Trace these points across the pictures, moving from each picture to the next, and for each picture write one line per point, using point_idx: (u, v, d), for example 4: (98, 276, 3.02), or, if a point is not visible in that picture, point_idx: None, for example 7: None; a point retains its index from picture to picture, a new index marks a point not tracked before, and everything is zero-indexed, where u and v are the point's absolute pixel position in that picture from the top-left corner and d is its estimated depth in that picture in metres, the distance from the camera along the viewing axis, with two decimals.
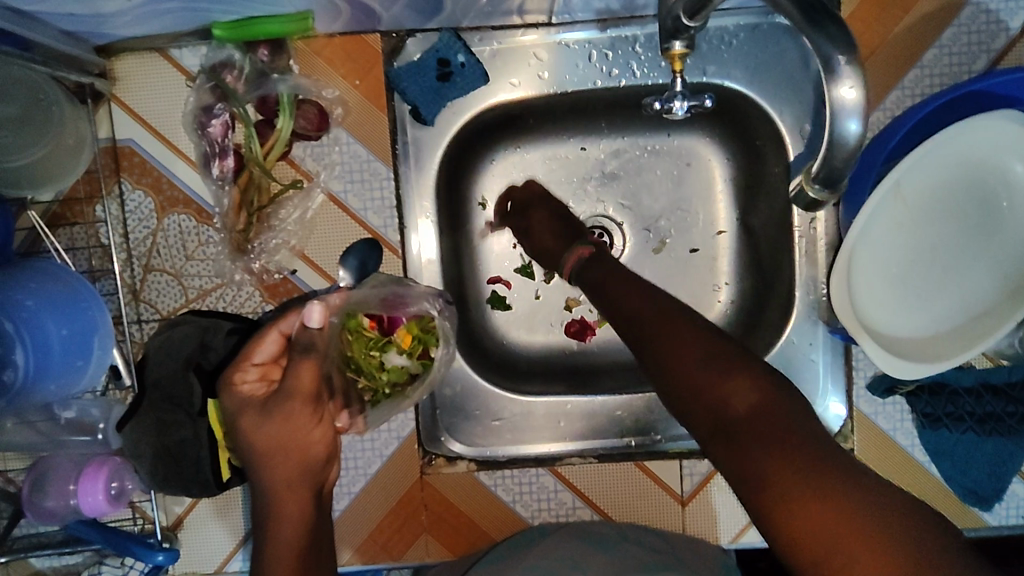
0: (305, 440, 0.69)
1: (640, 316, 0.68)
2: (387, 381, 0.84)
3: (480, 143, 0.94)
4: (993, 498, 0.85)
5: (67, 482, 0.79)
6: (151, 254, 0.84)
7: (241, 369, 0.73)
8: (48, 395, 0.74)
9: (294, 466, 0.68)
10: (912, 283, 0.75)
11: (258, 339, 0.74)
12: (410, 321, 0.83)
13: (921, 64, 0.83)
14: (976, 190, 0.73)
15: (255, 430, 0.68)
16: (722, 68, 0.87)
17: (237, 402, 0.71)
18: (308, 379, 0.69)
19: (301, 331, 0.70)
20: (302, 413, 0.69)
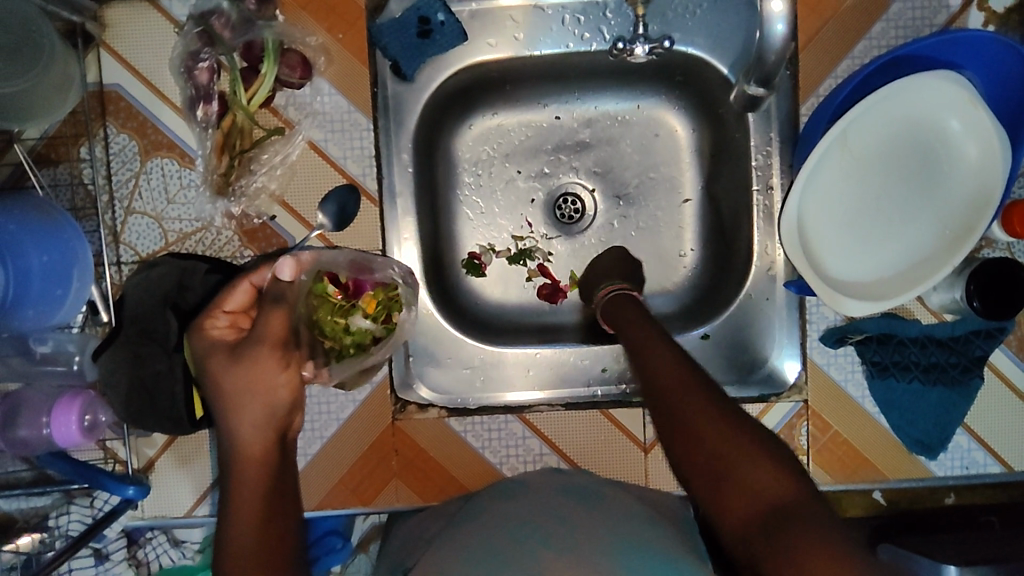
0: (270, 386, 0.67)
1: (672, 391, 0.66)
2: (352, 343, 0.85)
3: (459, 105, 0.99)
4: (938, 446, 0.91)
5: (40, 414, 0.79)
6: (133, 197, 0.86)
7: (212, 315, 0.72)
8: (24, 323, 0.76)
9: (259, 411, 0.67)
10: (859, 233, 0.81)
11: (228, 290, 0.73)
12: (377, 287, 0.85)
13: (869, 36, 0.90)
14: (916, 147, 0.79)
15: (221, 373, 0.67)
16: (687, 35, 0.93)
17: (204, 346, 0.71)
18: (278, 326, 0.69)
19: (272, 284, 0.72)
20: (269, 359, 0.67)
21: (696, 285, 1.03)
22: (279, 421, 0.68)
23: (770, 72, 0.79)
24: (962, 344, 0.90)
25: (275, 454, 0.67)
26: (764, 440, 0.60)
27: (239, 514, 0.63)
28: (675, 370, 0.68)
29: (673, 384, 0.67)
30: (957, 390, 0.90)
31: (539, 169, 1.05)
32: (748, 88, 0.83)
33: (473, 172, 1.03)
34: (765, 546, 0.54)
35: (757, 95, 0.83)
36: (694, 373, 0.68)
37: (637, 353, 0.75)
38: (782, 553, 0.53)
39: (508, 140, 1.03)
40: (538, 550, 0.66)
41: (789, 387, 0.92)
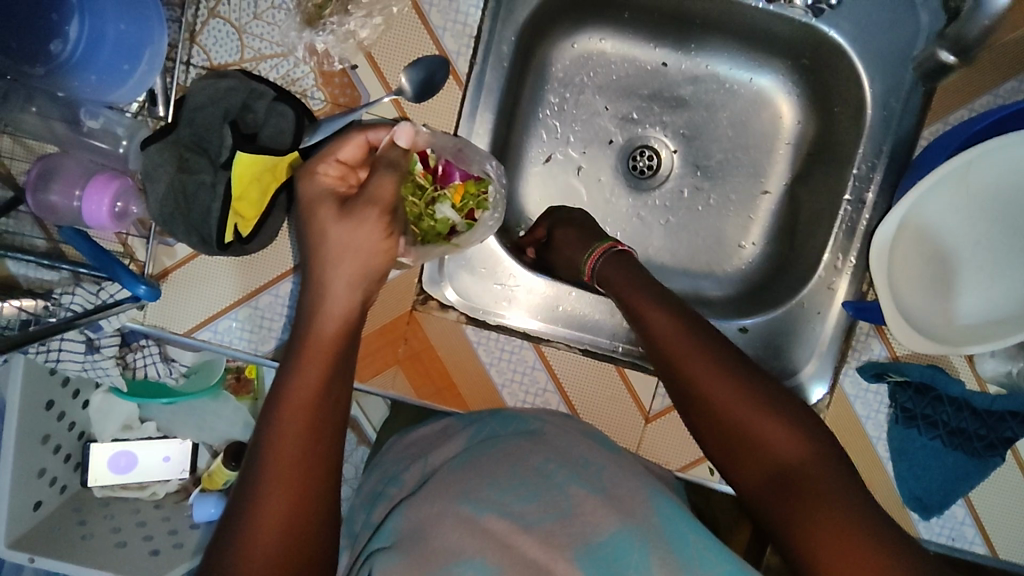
0: (372, 253, 0.64)
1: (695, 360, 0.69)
2: (429, 225, 0.81)
3: (570, 17, 0.93)
4: (935, 509, 0.87)
5: (74, 187, 0.76)
6: (220, 0, 0.82)
7: (324, 161, 0.69)
8: (83, 88, 0.74)
9: (353, 273, 0.64)
10: (928, 277, 0.76)
11: (344, 140, 0.70)
12: (467, 178, 0.82)
13: (1021, 77, 0.83)
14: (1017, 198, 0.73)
15: (328, 226, 0.64)
16: (834, 15, 0.85)
17: (313, 192, 0.67)
18: (389, 192, 0.65)
19: (387, 149, 0.71)
20: (374, 223, 0.63)
21: (746, 279, 0.99)
22: (367, 291, 0.65)
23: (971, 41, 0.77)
24: (995, 419, 0.85)
25: (353, 325, 0.65)
26: (787, 407, 0.66)
27: (303, 379, 0.61)
28: (683, 334, 0.70)
29: (687, 351, 0.69)
30: (973, 462, 0.86)
31: (628, 112, 1.00)
32: (939, 52, 0.80)
33: (560, 93, 0.98)
34: (779, 504, 0.62)
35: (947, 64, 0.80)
36: (711, 345, 0.69)
37: (634, 310, 0.75)
38: (794, 513, 0.60)
39: (607, 71, 0.98)
40: (567, 486, 0.66)
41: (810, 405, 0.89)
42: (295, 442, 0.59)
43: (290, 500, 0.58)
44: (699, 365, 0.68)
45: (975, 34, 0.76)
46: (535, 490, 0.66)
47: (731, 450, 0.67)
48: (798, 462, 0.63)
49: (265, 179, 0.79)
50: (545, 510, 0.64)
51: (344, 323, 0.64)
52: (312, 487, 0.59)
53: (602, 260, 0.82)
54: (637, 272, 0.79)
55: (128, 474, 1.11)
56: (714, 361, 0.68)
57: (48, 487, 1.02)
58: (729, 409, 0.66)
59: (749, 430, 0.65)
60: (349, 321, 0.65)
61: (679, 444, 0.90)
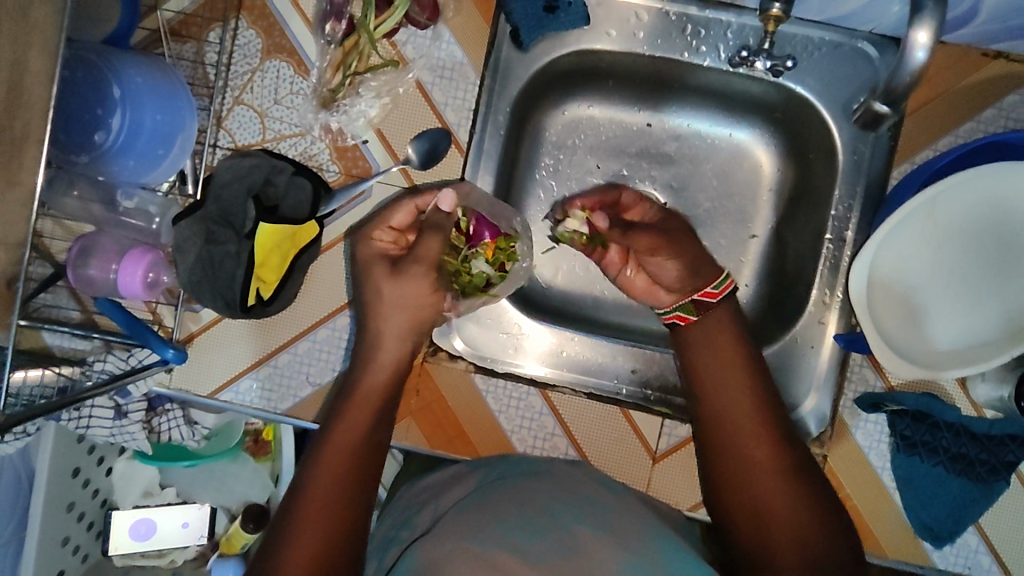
0: (420, 307, 0.78)
1: (746, 434, 0.76)
2: (468, 281, 0.84)
3: (560, 87, 1.02)
4: (946, 537, 0.89)
5: (110, 261, 0.83)
6: (244, 89, 0.91)
7: (377, 228, 0.81)
8: (124, 171, 0.81)
9: (401, 325, 0.78)
10: (906, 306, 0.81)
11: (394, 208, 0.81)
12: (498, 235, 0.86)
13: (976, 119, 0.90)
14: (987, 233, 0.78)
15: (382, 284, 0.77)
16: (798, 73, 0.93)
17: (369, 253, 0.81)
18: (434, 250, 0.78)
19: (432, 212, 0.80)
20: (423, 279, 0.77)
21: (742, 319, 1.03)
22: (414, 338, 0.79)
23: (898, 96, 0.79)
24: (995, 443, 0.86)
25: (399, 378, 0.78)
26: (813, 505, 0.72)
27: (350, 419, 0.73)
28: (752, 415, 0.77)
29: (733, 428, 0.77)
30: (979, 487, 0.88)
31: (618, 169, 1.07)
32: (875, 104, 0.85)
33: (554, 155, 1.06)
34: None
35: (881, 112, 0.85)
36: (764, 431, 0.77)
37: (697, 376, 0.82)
38: None
39: (596, 133, 1.06)
40: (571, 526, 0.70)
41: (812, 437, 0.91)
42: (339, 475, 0.69)
43: (327, 525, 0.66)
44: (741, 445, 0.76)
45: (901, 87, 0.77)
46: (546, 531, 0.69)
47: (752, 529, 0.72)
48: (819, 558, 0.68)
49: (285, 246, 0.85)
50: (549, 545, 0.66)
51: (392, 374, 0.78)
52: (348, 517, 0.67)
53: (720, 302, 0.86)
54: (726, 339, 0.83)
55: (147, 541, 1.13)
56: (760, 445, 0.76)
57: (71, 555, 1.04)
58: (762, 489, 0.73)
59: (773, 514, 0.71)
60: (396, 375, 0.78)
61: (688, 482, 0.92)
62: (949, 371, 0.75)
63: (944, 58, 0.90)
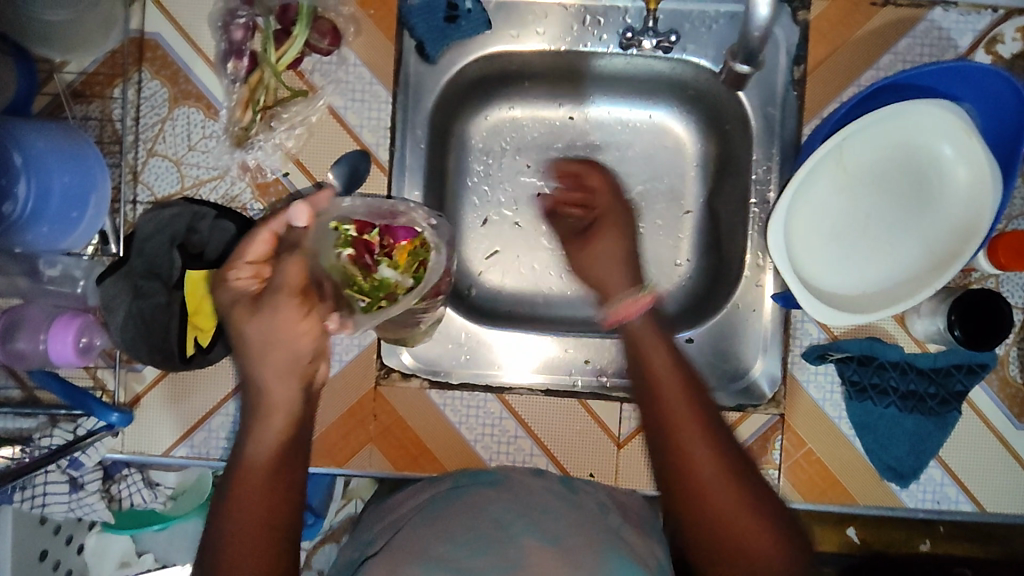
0: (294, 337, 0.71)
1: (684, 436, 0.76)
2: (383, 295, 0.82)
3: (476, 93, 1.02)
4: (911, 475, 0.91)
5: (39, 331, 0.81)
6: (157, 140, 0.90)
7: (235, 265, 0.74)
8: (36, 241, 0.79)
9: (282, 362, 0.71)
10: (833, 254, 0.80)
11: (250, 240, 0.74)
12: (409, 237, 0.84)
13: (877, 66, 0.92)
14: (896, 173, 0.80)
15: (245, 324, 0.70)
16: (701, 49, 0.95)
17: (228, 297, 0.73)
18: (298, 276, 0.72)
19: (285, 230, 0.75)
20: (290, 308, 0.71)
21: (688, 294, 1.05)
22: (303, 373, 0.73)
23: (754, 48, 0.80)
24: (943, 375, 0.91)
25: (299, 411, 0.73)
26: (768, 508, 0.73)
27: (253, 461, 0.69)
28: (696, 425, 0.76)
29: (687, 436, 0.76)
30: (933, 420, 0.90)
31: (548, 166, 1.08)
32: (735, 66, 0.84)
33: (483, 161, 1.07)
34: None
35: (742, 72, 0.85)
36: (711, 448, 0.75)
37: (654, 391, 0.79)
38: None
39: (520, 133, 1.07)
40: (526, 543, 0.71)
41: (766, 398, 0.93)
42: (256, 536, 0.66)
43: None
44: (707, 463, 0.74)
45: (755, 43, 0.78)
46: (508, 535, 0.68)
47: (708, 537, 0.72)
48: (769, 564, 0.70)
49: None
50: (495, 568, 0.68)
51: (288, 408, 0.72)
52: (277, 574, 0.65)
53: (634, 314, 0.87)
54: (642, 328, 0.86)
55: None
56: (716, 464, 0.74)
57: None
58: (737, 523, 0.71)
59: (745, 541, 0.71)
60: (294, 408, 0.72)
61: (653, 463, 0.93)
62: (880, 312, 0.76)
63: (838, 12, 0.92)
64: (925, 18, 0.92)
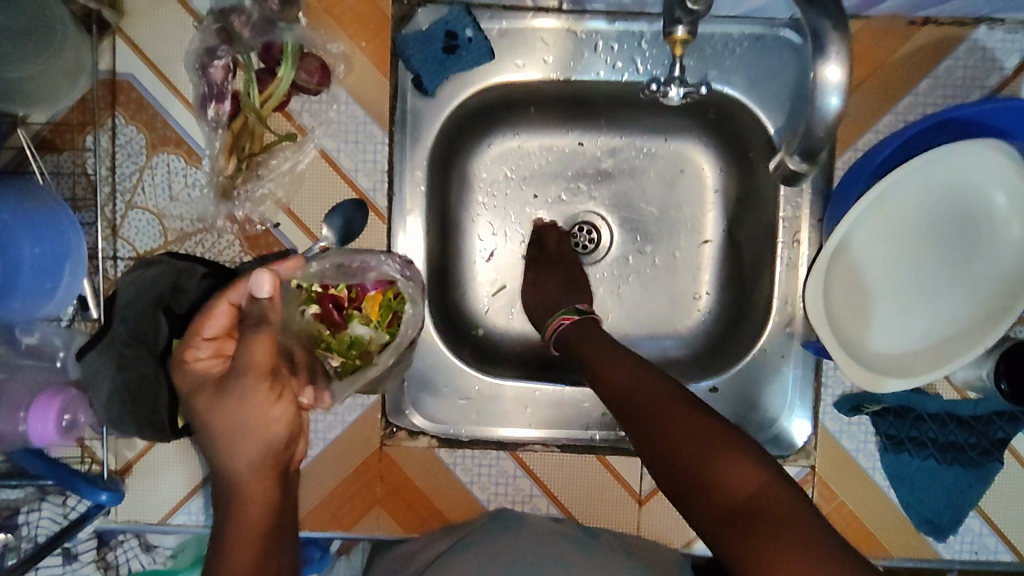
0: (263, 419, 0.64)
1: (637, 388, 0.71)
2: (357, 354, 0.82)
3: (479, 124, 0.94)
4: (949, 528, 0.86)
5: (17, 409, 0.75)
6: (135, 191, 0.83)
7: (192, 344, 0.68)
8: (12, 313, 0.73)
9: (252, 453, 0.64)
10: (869, 308, 0.75)
11: (205, 315, 0.67)
12: (380, 287, 0.81)
13: (915, 92, 0.84)
14: (942, 220, 0.74)
15: (209, 411, 0.64)
16: (723, 74, 0.87)
17: (191, 382, 0.66)
18: (265, 357, 0.63)
19: (248, 303, 0.61)
20: (258, 392, 0.64)
21: (708, 332, 0.98)
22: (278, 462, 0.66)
23: (816, 146, 0.66)
24: (983, 424, 0.85)
25: (276, 499, 0.66)
26: (750, 448, 0.60)
27: (231, 564, 0.62)
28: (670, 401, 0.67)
29: (659, 409, 0.67)
30: (974, 472, 0.85)
31: (557, 195, 1.01)
32: (788, 159, 0.70)
33: (487, 191, 0.98)
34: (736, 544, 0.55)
35: (799, 169, 0.70)
36: (694, 412, 0.65)
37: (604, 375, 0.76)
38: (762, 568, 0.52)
39: (528, 162, 0.99)
40: None
41: (797, 450, 0.87)
42: None
43: None
44: (685, 424, 0.64)
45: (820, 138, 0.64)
46: None
47: (711, 504, 0.58)
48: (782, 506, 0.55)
49: None
50: None
51: (268, 502, 0.65)
52: None
53: (572, 324, 0.88)
54: (589, 330, 0.86)
55: None
56: (701, 425, 0.63)
57: None
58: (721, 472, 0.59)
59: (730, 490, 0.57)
60: (270, 498, 0.65)
61: (677, 519, 0.88)
62: (925, 376, 0.71)
63: (873, 32, 0.84)
64: (968, 38, 0.84)
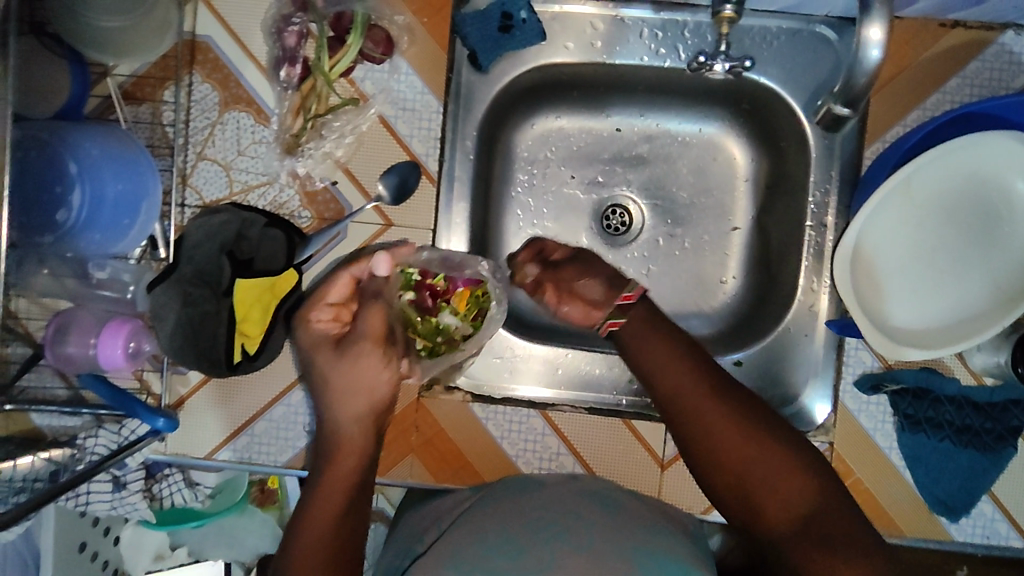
0: (373, 381, 0.75)
1: (686, 376, 0.73)
2: (442, 339, 0.90)
3: (525, 105, 1.00)
4: (961, 510, 0.88)
5: (88, 334, 0.81)
6: (206, 144, 0.90)
7: (317, 307, 0.78)
8: (91, 245, 0.79)
9: (360, 408, 0.75)
10: (888, 287, 0.80)
11: (331, 280, 0.77)
12: (469, 285, 0.90)
13: (944, 89, 0.89)
14: (962, 206, 0.78)
15: (330, 370, 0.75)
16: (760, 64, 0.92)
17: (311, 338, 0.77)
18: (379, 324, 0.76)
19: (369, 281, 0.78)
20: (371, 355, 0.74)
21: (732, 314, 1.02)
22: (378, 418, 0.77)
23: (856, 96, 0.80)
24: (998, 411, 0.88)
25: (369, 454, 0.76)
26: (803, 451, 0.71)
27: (323, 506, 0.71)
28: (739, 419, 0.71)
29: (727, 414, 0.71)
30: (987, 457, 0.88)
31: (594, 177, 1.06)
32: (833, 106, 0.85)
33: (527, 170, 1.04)
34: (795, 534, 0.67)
35: (841, 114, 0.85)
36: (758, 414, 0.72)
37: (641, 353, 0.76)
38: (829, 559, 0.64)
39: (567, 144, 1.04)
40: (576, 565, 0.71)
41: (816, 426, 0.91)
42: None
43: None
44: (748, 420, 0.71)
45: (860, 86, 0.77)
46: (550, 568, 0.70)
47: (773, 498, 0.69)
48: (807, 506, 0.68)
49: (265, 298, 0.85)
50: None
51: (361, 454, 0.75)
52: None
53: (641, 301, 0.79)
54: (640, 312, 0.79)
55: None
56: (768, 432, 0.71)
57: None
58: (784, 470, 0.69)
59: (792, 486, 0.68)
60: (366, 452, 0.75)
61: (698, 486, 0.91)
62: (940, 349, 0.75)
63: (904, 31, 0.89)
64: (996, 42, 0.88)
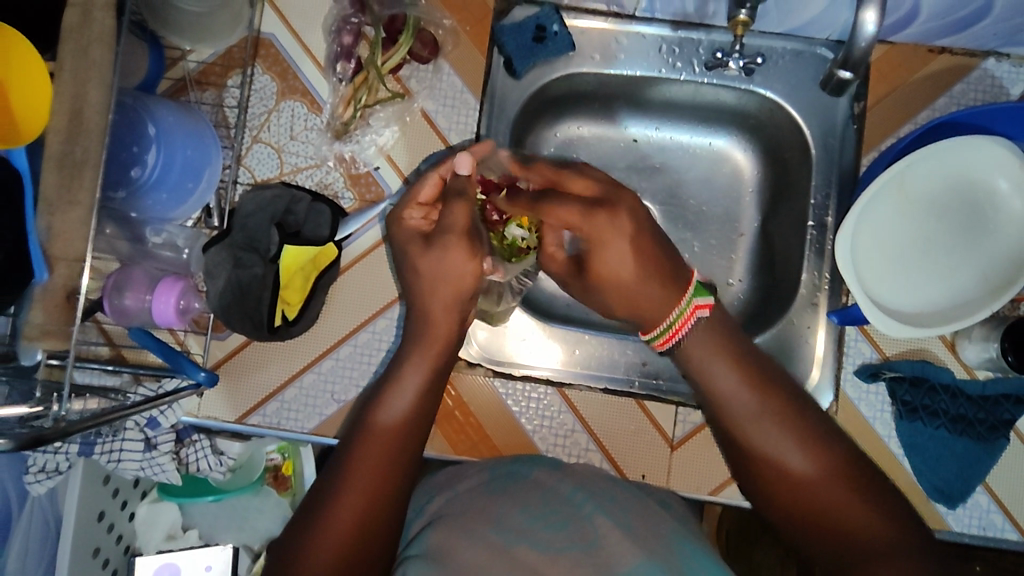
0: (459, 274, 0.80)
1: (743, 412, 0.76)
2: (515, 253, 0.90)
3: (551, 112, 1.10)
4: (959, 497, 0.92)
5: (143, 290, 0.86)
6: (262, 129, 0.98)
7: (408, 208, 0.83)
8: (156, 203, 0.86)
9: (448, 296, 0.81)
10: (890, 273, 0.87)
11: (422, 181, 0.82)
12: None
13: (933, 107, 0.99)
14: (953, 203, 0.86)
15: (419, 259, 0.80)
16: (767, 80, 1.02)
17: (404, 234, 0.82)
18: (464, 219, 0.79)
19: (454, 178, 0.80)
20: (458, 246, 0.79)
21: (739, 312, 1.09)
22: (461, 305, 0.82)
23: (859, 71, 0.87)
24: (991, 403, 0.94)
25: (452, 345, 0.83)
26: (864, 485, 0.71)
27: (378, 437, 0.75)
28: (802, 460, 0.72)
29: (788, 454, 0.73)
30: (981, 446, 0.93)
31: None
32: (837, 70, 0.93)
33: None
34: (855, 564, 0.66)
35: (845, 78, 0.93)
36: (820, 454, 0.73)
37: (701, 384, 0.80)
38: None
39: (588, 150, 1.13)
40: (593, 516, 0.74)
41: None
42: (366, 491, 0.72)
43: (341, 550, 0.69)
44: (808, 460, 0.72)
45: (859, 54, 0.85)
46: (565, 520, 0.74)
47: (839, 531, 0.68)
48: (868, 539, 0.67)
49: (307, 268, 0.91)
50: (567, 536, 0.71)
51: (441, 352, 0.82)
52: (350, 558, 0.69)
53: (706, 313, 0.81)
54: (716, 322, 0.81)
55: None
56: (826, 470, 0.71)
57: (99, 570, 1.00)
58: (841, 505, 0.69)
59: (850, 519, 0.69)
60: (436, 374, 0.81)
61: (705, 468, 0.95)
62: (937, 327, 0.82)
63: (896, 56, 1.00)
64: (978, 67, 0.99)
